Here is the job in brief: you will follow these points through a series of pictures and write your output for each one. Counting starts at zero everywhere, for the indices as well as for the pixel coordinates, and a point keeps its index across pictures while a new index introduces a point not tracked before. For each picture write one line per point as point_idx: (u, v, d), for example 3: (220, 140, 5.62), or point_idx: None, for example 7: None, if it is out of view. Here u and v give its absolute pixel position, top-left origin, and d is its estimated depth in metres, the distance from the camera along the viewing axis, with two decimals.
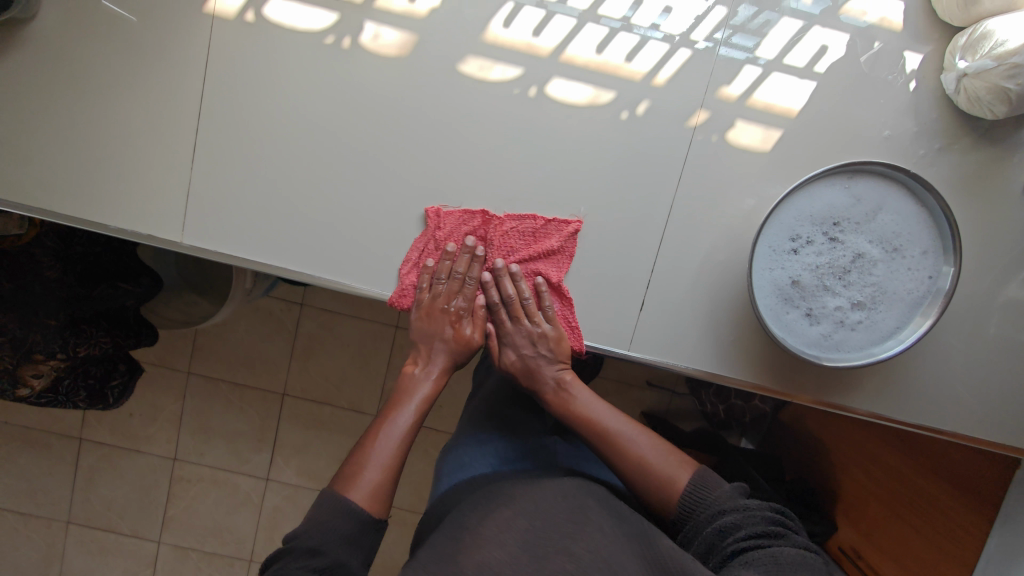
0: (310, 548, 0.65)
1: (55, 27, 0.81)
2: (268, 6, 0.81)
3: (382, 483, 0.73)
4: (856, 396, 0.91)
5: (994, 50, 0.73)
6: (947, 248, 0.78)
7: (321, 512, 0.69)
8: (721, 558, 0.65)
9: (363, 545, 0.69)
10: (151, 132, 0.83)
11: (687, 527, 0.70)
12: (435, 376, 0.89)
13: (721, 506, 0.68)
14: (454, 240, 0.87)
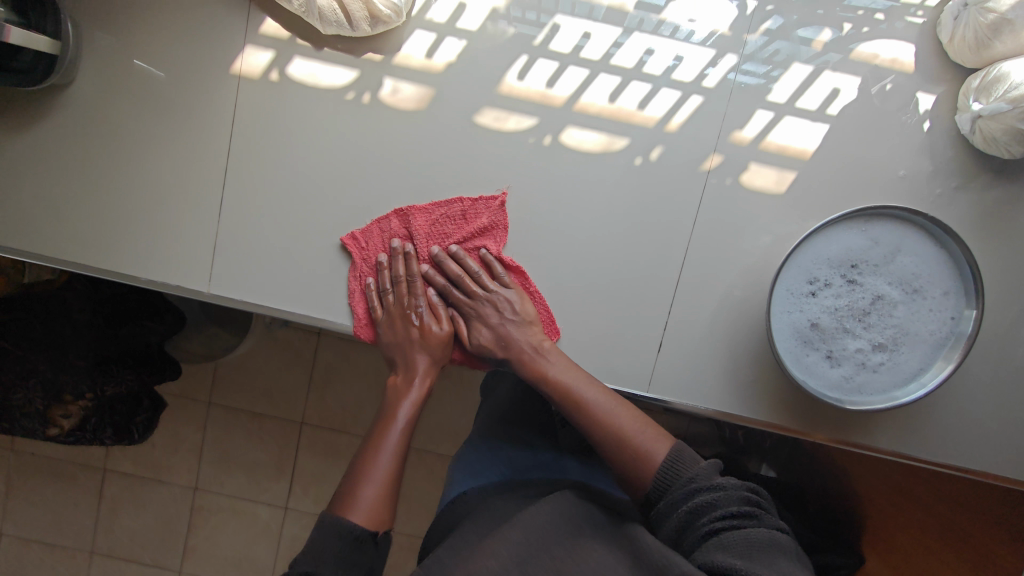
0: (304, 573, 0.64)
1: (92, 93, 0.85)
2: (291, 65, 0.84)
3: (381, 503, 0.73)
4: (879, 436, 0.89)
5: (1009, 93, 0.73)
6: (968, 289, 0.78)
7: (319, 533, 0.68)
8: (693, 536, 0.64)
9: (359, 562, 0.68)
10: (181, 188, 0.87)
11: (660, 503, 0.68)
12: (417, 381, 0.88)
13: (698, 483, 0.66)
14: (383, 251, 0.88)
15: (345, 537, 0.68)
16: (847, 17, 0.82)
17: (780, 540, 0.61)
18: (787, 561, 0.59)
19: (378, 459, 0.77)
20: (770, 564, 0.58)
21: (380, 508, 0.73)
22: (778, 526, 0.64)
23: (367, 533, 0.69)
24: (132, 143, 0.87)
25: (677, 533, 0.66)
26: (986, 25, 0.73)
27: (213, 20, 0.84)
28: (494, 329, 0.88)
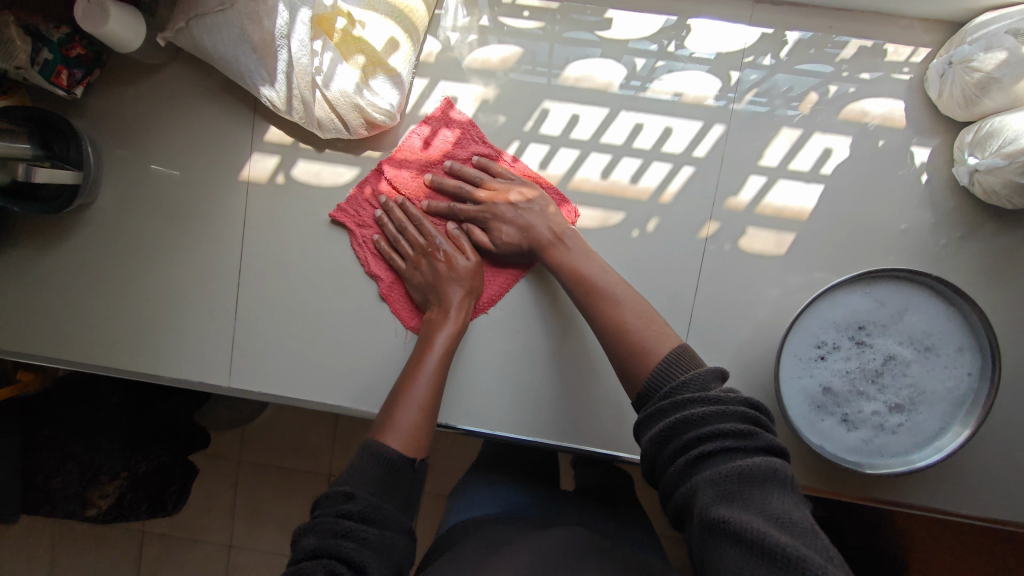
0: (344, 491, 0.62)
1: (114, 208, 0.92)
2: (295, 168, 0.89)
3: (417, 428, 0.73)
4: (910, 492, 0.87)
5: (1003, 148, 0.72)
6: (982, 346, 0.76)
7: (357, 459, 0.66)
8: (677, 453, 0.59)
9: (396, 485, 0.66)
10: (200, 289, 0.92)
11: (647, 419, 0.64)
12: (455, 312, 0.83)
13: (691, 395, 0.61)
14: (377, 205, 0.89)
15: (387, 462, 0.66)
16: (832, 79, 0.83)
17: (777, 465, 0.54)
18: (780, 494, 0.52)
19: (415, 386, 0.76)
20: (759, 494, 0.52)
21: (419, 436, 0.72)
22: (777, 446, 0.57)
23: (404, 460, 0.68)
24: (154, 251, 0.92)
25: (656, 449, 0.61)
26: (974, 83, 0.73)
27: (221, 131, 0.89)
28: (511, 234, 0.85)
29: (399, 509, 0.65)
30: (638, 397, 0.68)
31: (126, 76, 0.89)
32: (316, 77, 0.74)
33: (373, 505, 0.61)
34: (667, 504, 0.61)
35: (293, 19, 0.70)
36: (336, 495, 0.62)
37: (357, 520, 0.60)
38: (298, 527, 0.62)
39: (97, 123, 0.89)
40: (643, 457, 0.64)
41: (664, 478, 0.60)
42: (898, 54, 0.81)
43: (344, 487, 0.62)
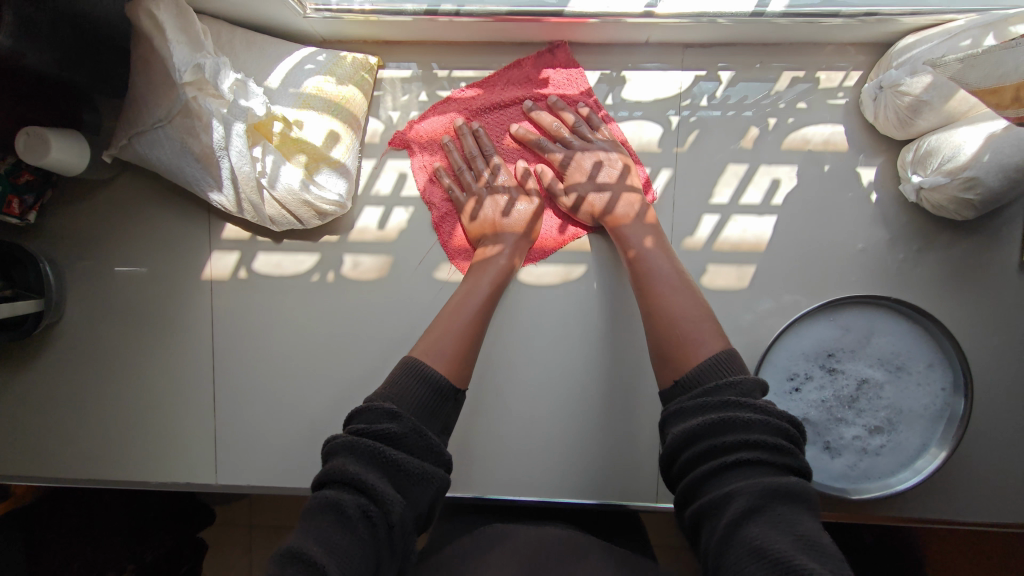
0: (389, 410, 0.61)
1: (83, 323, 0.92)
2: (256, 261, 0.90)
3: (463, 357, 0.72)
4: (906, 505, 0.86)
5: (944, 165, 0.73)
6: (951, 362, 0.77)
7: (402, 382, 0.66)
8: (708, 453, 0.58)
9: (439, 415, 0.67)
10: (176, 391, 0.93)
11: (685, 408, 0.63)
12: (509, 250, 0.83)
13: (736, 397, 0.60)
14: (447, 132, 0.88)
15: (432, 387, 0.67)
16: (770, 112, 0.84)
17: (808, 486, 0.54)
18: (811, 519, 0.52)
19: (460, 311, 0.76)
20: (791, 511, 0.52)
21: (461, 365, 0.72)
22: (808, 467, 0.57)
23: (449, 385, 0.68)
24: (126, 359, 0.93)
25: (687, 442, 0.60)
26: (905, 106, 0.74)
27: (179, 234, 0.90)
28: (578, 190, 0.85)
29: (436, 438, 0.64)
30: (675, 381, 0.68)
31: (79, 193, 0.90)
32: (261, 180, 0.75)
33: (416, 428, 0.61)
34: (683, 504, 0.61)
35: (228, 132, 0.70)
36: (376, 413, 0.61)
37: (394, 446, 0.59)
38: (334, 437, 0.62)
39: (57, 242, 0.91)
40: (669, 448, 0.63)
41: (688, 477, 0.60)
42: (831, 80, 0.82)
43: (388, 406, 0.62)
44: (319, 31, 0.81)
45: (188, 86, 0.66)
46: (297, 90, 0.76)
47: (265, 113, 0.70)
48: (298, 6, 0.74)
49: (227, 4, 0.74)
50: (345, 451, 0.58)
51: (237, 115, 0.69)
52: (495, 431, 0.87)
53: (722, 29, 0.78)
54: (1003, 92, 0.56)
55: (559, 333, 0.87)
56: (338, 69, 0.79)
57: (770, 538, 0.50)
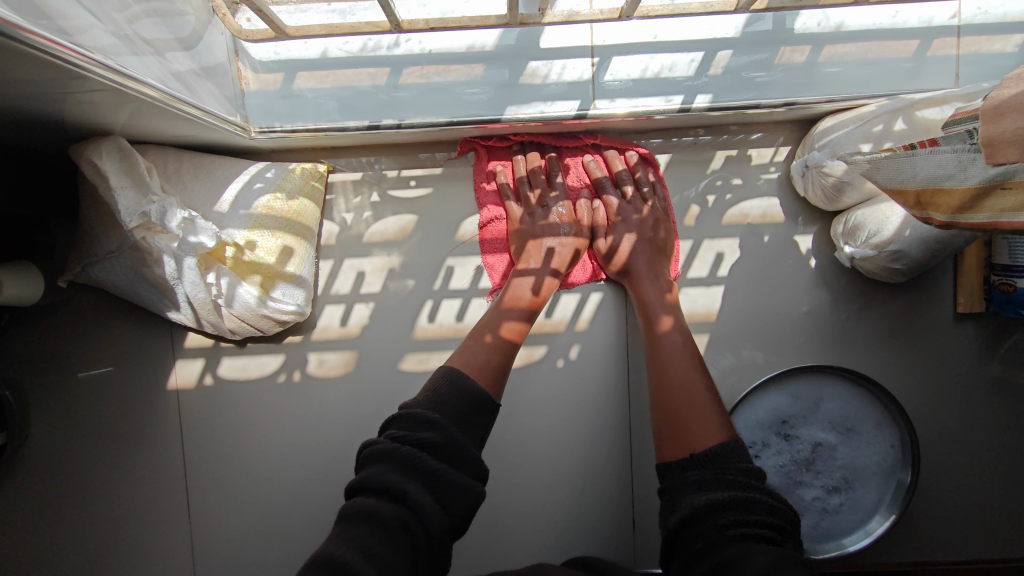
0: (426, 419, 0.61)
1: (42, 442, 0.90)
2: (222, 366, 0.91)
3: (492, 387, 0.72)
4: (876, 550, 0.88)
5: (871, 239, 0.76)
6: (896, 423, 0.81)
7: (440, 391, 0.66)
8: (717, 526, 0.55)
9: (475, 424, 0.66)
10: (144, 501, 0.90)
11: (700, 478, 0.61)
12: (542, 276, 0.84)
13: (752, 479, 0.59)
14: (519, 146, 0.91)
15: (469, 399, 0.67)
16: (708, 190, 0.88)
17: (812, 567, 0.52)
18: None
19: (491, 329, 0.78)
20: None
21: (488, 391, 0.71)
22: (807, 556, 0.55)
23: (489, 400, 0.68)
24: (91, 476, 0.90)
25: (696, 515, 0.57)
26: (830, 184, 0.77)
27: (142, 345, 0.91)
28: (620, 227, 0.87)
29: (474, 449, 0.63)
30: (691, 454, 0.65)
31: (35, 315, 0.90)
32: (217, 301, 0.76)
33: (453, 437, 0.61)
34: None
35: (181, 265, 0.73)
36: (413, 422, 0.61)
37: (434, 456, 0.59)
38: (371, 440, 0.62)
39: (14, 365, 0.90)
40: (676, 519, 0.59)
41: (694, 550, 0.56)
42: (762, 156, 0.88)
43: (425, 414, 0.61)
44: (270, 146, 0.84)
45: (135, 229, 0.67)
46: (248, 211, 0.76)
47: (216, 243, 0.72)
48: (242, 132, 0.76)
49: (174, 137, 0.76)
50: (380, 460, 0.58)
51: (187, 251, 0.72)
52: None
53: (655, 121, 0.82)
54: (909, 195, 0.60)
55: (521, 413, 0.89)
56: (288, 184, 0.81)
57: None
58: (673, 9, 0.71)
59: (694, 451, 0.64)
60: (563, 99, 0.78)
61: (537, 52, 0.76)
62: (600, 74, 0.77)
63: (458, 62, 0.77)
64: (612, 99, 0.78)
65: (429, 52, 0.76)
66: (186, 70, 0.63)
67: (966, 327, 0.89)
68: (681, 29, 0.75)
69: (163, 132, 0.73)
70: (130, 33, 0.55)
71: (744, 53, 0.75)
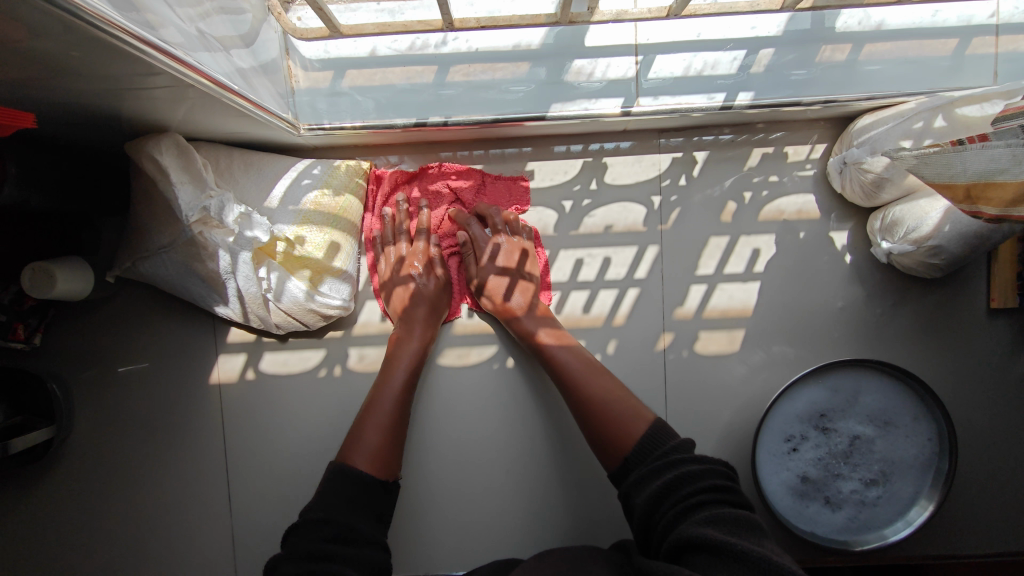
0: (318, 517, 0.60)
1: (87, 435, 0.91)
2: (263, 361, 0.92)
3: (386, 451, 0.72)
4: (912, 543, 0.89)
5: (909, 235, 0.78)
6: (934, 415, 0.82)
7: (327, 484, 0.65)
8: (670, 505, 0.58)
9: (372, 504, 0.66)
10: (185, 494, 0.91)
11: (644, 473, 0.63)
12: (418, 331, 0.85)
13: (681, 457, 0.63)
14: (390, 203, 0.91)
15: (354, 484, 0.65)
16: (745, 187, 0.90)
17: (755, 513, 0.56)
18: (770, 542, 0.51)
19: (377, 413, 0.75)
20: (750, 532, 0.52)
21: (387, 458, 0.72)
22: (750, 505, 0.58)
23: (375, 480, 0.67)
24: (134, 471, 0.91)
25: (659, 501, 0.60)
26: (868, 181, 0.79)
27: (187, 341, 0.92)
28: (511, 294, 0.85)
29: (370, 528, 0.63)
30: (624, 460, 0.68)
31: (82, 310, 0.91)
32: (266, 296, 0.77)
33: (348, 525, 0.61)
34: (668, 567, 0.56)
35: (235, 260, 0.74)
36: (306, 524, 0.59)
37: (331, 542, 0.58)
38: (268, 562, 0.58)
39: (62, 359, 0.91)
40: (640, 516, 0.61)
41: (663, 539, 0.57)
42: (798, 153, 0.89)
43: (317, 514, 0.60)
44: (314, 143, 0.85)
45: (193, 224, 0.70)
46: (297, 207, 0.78)
47: (269, 238, 0.75)
48: (293, 128, 0.77)
49: (224, 134, 0.77)
50: (283, 559, 0.56)
51: (243, 245, 0.73)
52: (509, 503, 0.91)
53: (695, 119, 0.83)
54: (957, 189, 0.61)
55: (557, 405, 0.91)
56: (334, 179, 0.82)
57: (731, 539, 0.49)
58: (720, 7, 0.73)
59: (625, 455, 0.68)
60: (607, 97, 0.79)
61: (581, 50, 0.78)
62: (644, 72, 0.78)
63: (504, 60, 0.78)
64: (655, 96, 0.79)
65: (476, 51, 0.78)
66: (247, 67, 0.65)
67: (1000, 322, 0.90)
68: (724, 28, 0.76)
69: (215, 129, 0.74)
70: (203, 29, 0.56)
71: (787, 51, 0.77)
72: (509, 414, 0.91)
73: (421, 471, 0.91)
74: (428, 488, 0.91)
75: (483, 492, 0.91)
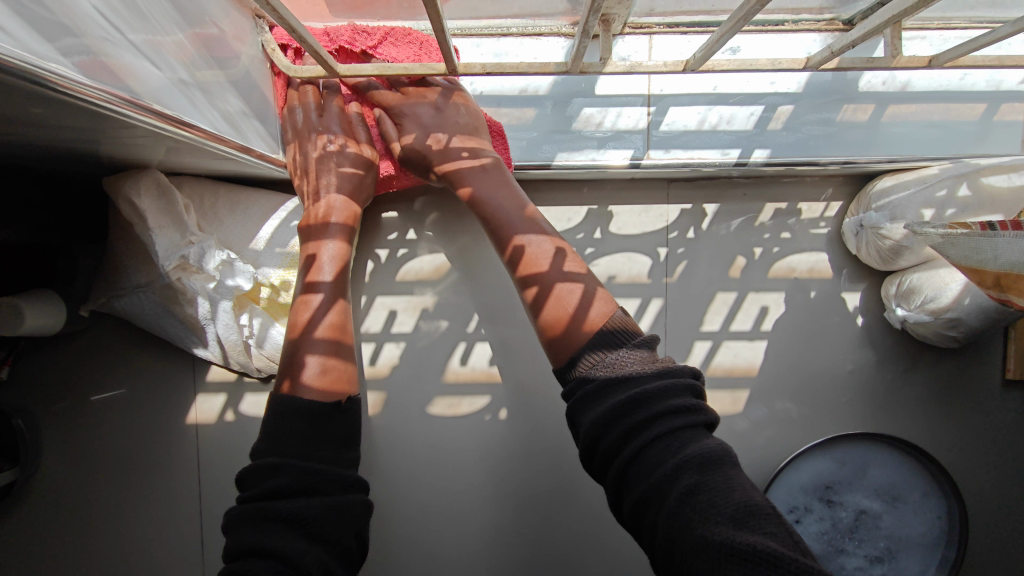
0: (269, 463, 0.53)
1: (51, 472, 0.86)
2: (244, 402, 0.87)
3: (337, 369, 0.63)
4: None
5: (926, 304, 0.73)
6: (946, 495, 0.78)
7: (272, 421, 0.57)
8: (621, 432, 0.50)
9: (329, 432, 0.58)
10: (154, 537, 0.87)
11: (592, 387, 0.53)
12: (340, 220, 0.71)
13: (635, 369, 0.53)
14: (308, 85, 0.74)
15: (303, 417, 0.57)
16: (755, 242, 0.86)
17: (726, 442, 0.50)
18: (744, 483, 0.47)
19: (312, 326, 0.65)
20: (728, 482, 0.46)
21: (337, 377, 0.62)
22: (714, 423, 0.52)
23: (325, 405, 0.59)
24: (101, 512, 0.86)
25: (605, 427, 0.51)
26: (886, 247, 0.74)
27: (164, 376, 0.87)
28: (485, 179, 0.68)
29: (333, 465, 0.56)
30: (569, 360, 0.57)
31: (55, 340, 0.87)
32: (248, 342, 0.73)
33: (302, 467, 0.53)
34: (618, 499, 0.52)
35: (215, 307, 0.71)
36: (259, 472, 0.53)
37: (289, 490, 0.52)
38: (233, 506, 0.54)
39: (30, 392, 0.86)
40: (586, 441, 0.52)
41: (620, 473, 0.50)
42: (812, 210, 0.85)
43: (269, 458, 0.54)
44: None
45: (171, 270, 0.66)
46: (283, 249, 0.74)
47: (252, 285, 0.71)
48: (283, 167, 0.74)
49: (210, 170, 0.73)
50: (241, 515, 0.51)
51: (224, 293, 0.70)
52: (495, 559, 0.86)
53: (706, 174, 0.79)
54: (987, 275, 0.58)
55: (550, 461, 0.87)
56: None
57: (721, 525, 0.43)
58: (740, 64, 0.58)
59: (572, 357, 0.57)
60: (616, 148, 0.75)
61: (591, 98, 0.75)
62: (656, 123, 0.75)
63: (510, 104, 0.76)
64: (666, 150, 0.75)
65: (480, 92, 0.76)
66: (234, 109, 0.60)
67: (1014, 394, 0.86)
68: (742, 82, 0.73)
69: (200, 167, 0.70)
70: (184, 76, 0.51)
71: (806, 109, 0.74)
72: (498, 465, 0.87)
73: (403, 523, 0.86)
74: (409, 541, 0.86)
75: (468, 546, 0.86)
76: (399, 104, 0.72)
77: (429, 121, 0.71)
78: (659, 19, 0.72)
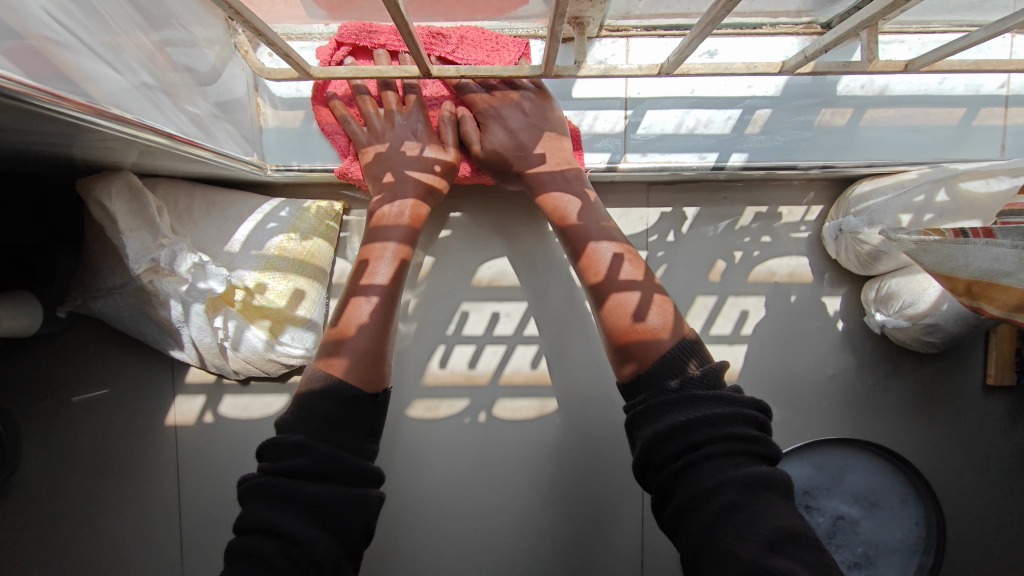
0: (295, 442, 0.53)
1: (30, 473, 0.86)
2: (223, 404, 0.87)
3: (376, 362, 0.63)
4: None
5: (905, 309, 0.73)
6: (923, 500, 0.78)
7: (303, 402, 0.57)
8: (675, 449, 0.52)
9: (355, 424, 0.58)
10: (132, 538, 0.87)
11: (656, 404, 0.55)
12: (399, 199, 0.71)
13: (698, 391, 0.54)
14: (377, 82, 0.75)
15: (336, 404, 0.57)
16: (736, 246, 0.85)
17: (783, 471, 0.52)
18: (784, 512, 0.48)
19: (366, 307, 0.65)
20: (771, 509, 0.48)
21: (373, 368, 0.62)
22: (774, 454, 0.53)
23: (360, 396, 0.59)
24: (78, 513, 0.86)
25: (661, 441, 0.53)
26: (865, 252, 0.73)
27: (143, 378, 0.88)
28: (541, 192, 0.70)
29: (357, 456, 0.56)
30: (636, 376, 0.59)
31: (33, 341, 0.87)
32: (223, 344, 0.73)
33: (326, 453, 0.53)
34: (659, 503, 0.54)
35: (188, 310, 0.70)
36: (284, 448, 0.53)
37: (313, 472, 0.52)
38: (249, 476, 0.54)
39: (7, 393, 0.86)
40: (641, 452, 0.55)
41: (668, 484, 0.53)
42: (793, 214, 0.85)
43: (296, 438, 0.54)
44: (287, 182, 0.81)
45: (142, 273, 0.66)
46: (260, 251, 0.73)
47: (225, 288, 0.70)
48: (259, 170, 0.73)
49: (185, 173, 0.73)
50: (260, 489, 0.52)
51: (196, 296, 0.69)
52: (472, 563, 0.86)
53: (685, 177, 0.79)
54: (959, 282, 0.57)
55: (529, 465, 0.86)
56: (302, 223, 0.77)
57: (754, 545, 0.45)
58: (715, 68, 0.58)
59: (642, 369, 0.59)
60: (593, 151, 0.75)
61: (569, 102, 0.75)
62: (634, 125, 0.74)
63: None
64: (643, 153, 0.74)
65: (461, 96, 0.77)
66: (202, 112, 0.60)
67: (996, 400, 0.86)
68: (719, 86, 0.73)
69: (174, 169, 0.70)
70: (146, 79, 0.51)
71: (783, 112, 0.73)
72: (477, 469, 0.86)
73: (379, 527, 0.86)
74: (385, 545, 0.86)
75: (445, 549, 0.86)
76: (486, 104, 0.73)
77: (513, 121, 0.72)
78: (635, 22, 0.72)
